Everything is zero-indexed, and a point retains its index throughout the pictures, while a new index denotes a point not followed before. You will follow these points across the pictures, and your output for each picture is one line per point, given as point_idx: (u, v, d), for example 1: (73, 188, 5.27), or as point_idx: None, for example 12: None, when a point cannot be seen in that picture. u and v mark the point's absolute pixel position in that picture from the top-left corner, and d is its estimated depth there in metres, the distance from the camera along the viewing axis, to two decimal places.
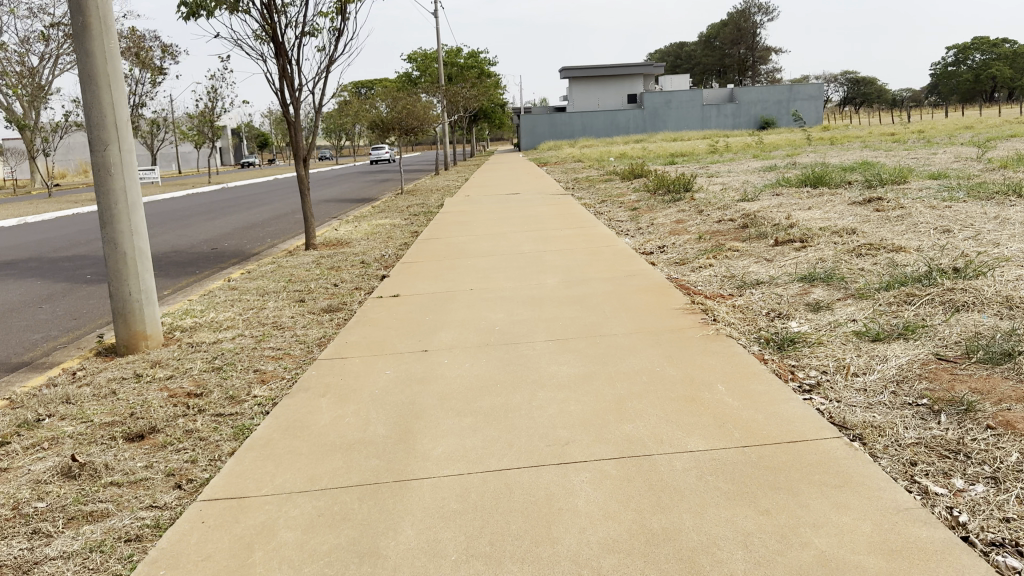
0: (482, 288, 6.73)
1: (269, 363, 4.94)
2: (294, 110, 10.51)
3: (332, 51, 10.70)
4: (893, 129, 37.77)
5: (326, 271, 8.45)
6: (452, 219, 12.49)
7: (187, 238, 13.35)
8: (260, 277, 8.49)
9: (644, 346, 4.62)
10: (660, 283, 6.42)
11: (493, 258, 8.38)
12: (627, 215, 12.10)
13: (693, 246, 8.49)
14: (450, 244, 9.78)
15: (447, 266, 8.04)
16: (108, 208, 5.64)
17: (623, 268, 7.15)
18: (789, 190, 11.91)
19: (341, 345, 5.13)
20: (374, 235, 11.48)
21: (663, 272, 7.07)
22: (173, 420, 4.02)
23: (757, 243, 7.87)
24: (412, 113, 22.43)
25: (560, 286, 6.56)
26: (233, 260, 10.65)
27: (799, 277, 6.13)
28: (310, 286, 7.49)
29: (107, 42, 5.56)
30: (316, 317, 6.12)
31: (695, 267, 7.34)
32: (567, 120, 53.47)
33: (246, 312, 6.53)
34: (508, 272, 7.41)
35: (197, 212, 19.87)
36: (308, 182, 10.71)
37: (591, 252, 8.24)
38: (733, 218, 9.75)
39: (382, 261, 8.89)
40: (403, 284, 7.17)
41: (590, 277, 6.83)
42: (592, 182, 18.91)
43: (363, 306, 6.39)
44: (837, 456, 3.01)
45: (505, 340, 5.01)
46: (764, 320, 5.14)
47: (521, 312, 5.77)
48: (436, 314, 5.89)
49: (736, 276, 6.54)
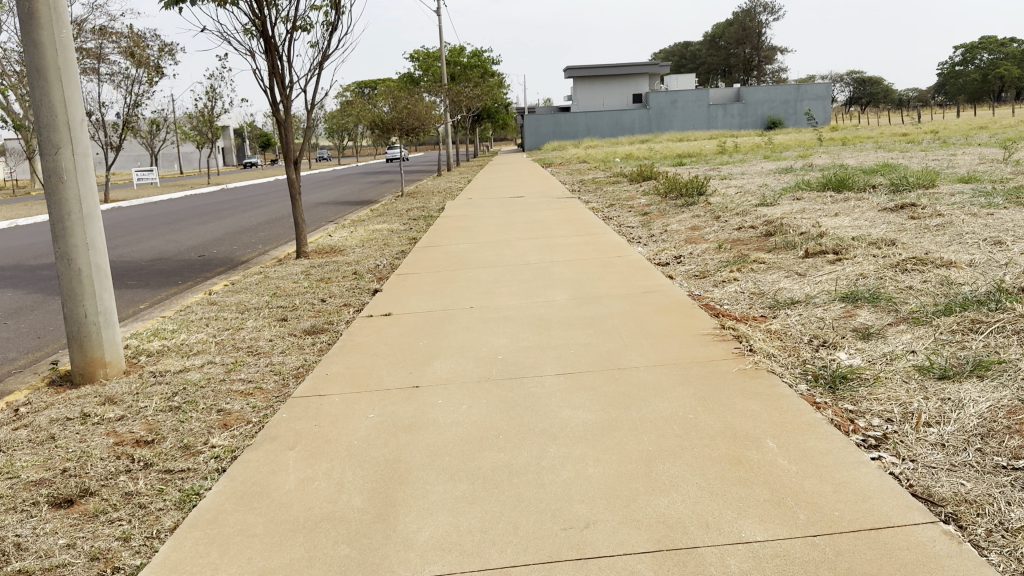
0: (484, 305, 6.07)
1: (238, 400, 4.27)
2: (284, 109, 9.84)
3: (325, 46, 10.04)
4: (903, 130, 37.10)
5: (315, 284, 7.79)
6: (454, 225, 11.84)
7: (176, 244, 12.69)
8: (243, 290, 7.83)
9: (672, 383, 3.96)
10: (682, 301, 5.77)
11: (496, 270, 7.71)
12: (638, 220, 11.44)
13: (714, 256, 7.84)
14: (451, 253, 9.13)
15: (446, 279, 7.39)
16: (61, 220, 4.98)
17: (639, 282, 6.50)
18: (810, 195, 11.25)
19: (320, 378, 4.45)
20: (370, 242, 10.83)
21: (683, 288, 6.42)
22: (111, 479, 3.36)
23: (784, 255, 7.22)
24: (413, 113, 21.78)
25: (571, 304, 5.89)
26: (219, 269, 10.00)
27: (840, 296, 5.49)
28: (295, 302, 6.83)
29: (59, 31, 4.90)
30: (297, 341, 5.46)
31: (719, 281, 6.70)
32: (572, 120, 52.84)
33: (221, 334, 5.87)
34: (512, 286, 6.74)
35: (190, 215, 19.24)
36: (299, 186, 10.05)
37: (603, 263, 7.58)
38: (754, 225, 9.11)
39: (376, 273, 8.24)
40: (397, 300, 6.52)
41: (604, 293, 6.18)
42: (598, 184, 18.26)
43: (350, 327, 5.71)
44: (939, 554, 2.34)
45: (509, 372, 4.34)
46: (807, 350, 4.49)
47: (526, 337, 5.10)
48: (431, 338, 5.22)
49: (766, 295, 5.89)
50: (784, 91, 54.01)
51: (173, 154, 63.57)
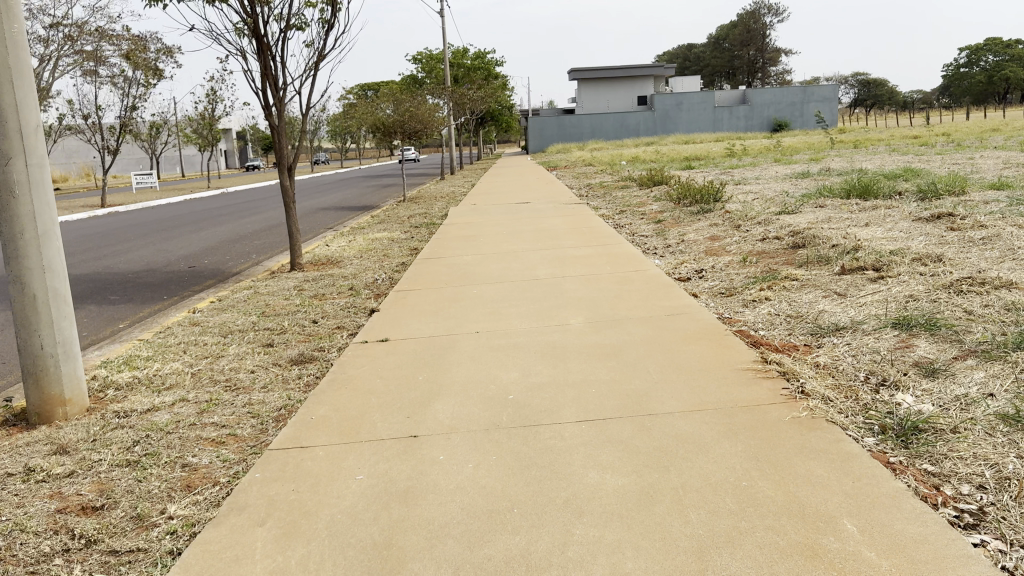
0: (491, 330, 5.46)
1: (207, 453, 3.69)
2: (278, 113, 9.25)
3: (321, 46, 9.45)
4: (912, 132, 36.39)
5: (307, 301, 7.20)
6: (458, 233, 11.25)
7: (167, 253, 12.12)
8: (230, 308, 7.24)
9: (716, 435, 3.36)
10: (714, 326, 5.18)
11: (503, 286, 7.11)
12: (651, 228, 10.85)
13: (739, 271, 7.23)
14: (454, 266, 8.53)
15: (449, 297, 6.80)
16: (13, 239, 4.38)
17: (663, 302, 5.90)
18: (833, 202, 10.62)
19: (304, 423, 3.86)
20: (369, 252, 10.24)
21: (711, 310, 5.82)
22: (43, 565, 2.76)
23: (819, 271, 6.61)
24: (416, 116, 21.18)
25: (588, 330, 5.28)
26: (208, 282, 9.42)
27: (892, 322, 4.89)
28: (283, 324, 6.24)
29: (10, 26, 4.30)
30: (282, 373, 4.87)
31: (750, 301, 6.10)
32: (576, 123, 52.26)
33: (200, 363, 5.28)
34: (522, 306, 6.15)
35: (186, 221, 18.68)
36: (293, 194, 9.47)
37: (620, 278, 6.99)
38: (780, 235, 8.50)
39: (373, 288, 7.65)
40: (395, 322, 5.92)
41: (626, 315, 5.58)
42: (606, 189, 17.68)
43: (341, 356, 5.11)
44: None
45: (523, 417, 3.73)
46: (866, 391, 3.89)
47: (539, 371, 4.48)
48: (432, 371, 4.60)
49: (806, 319, 5.29)
50: (790, 92, 53.33)
51: (174, 158, 63.11)
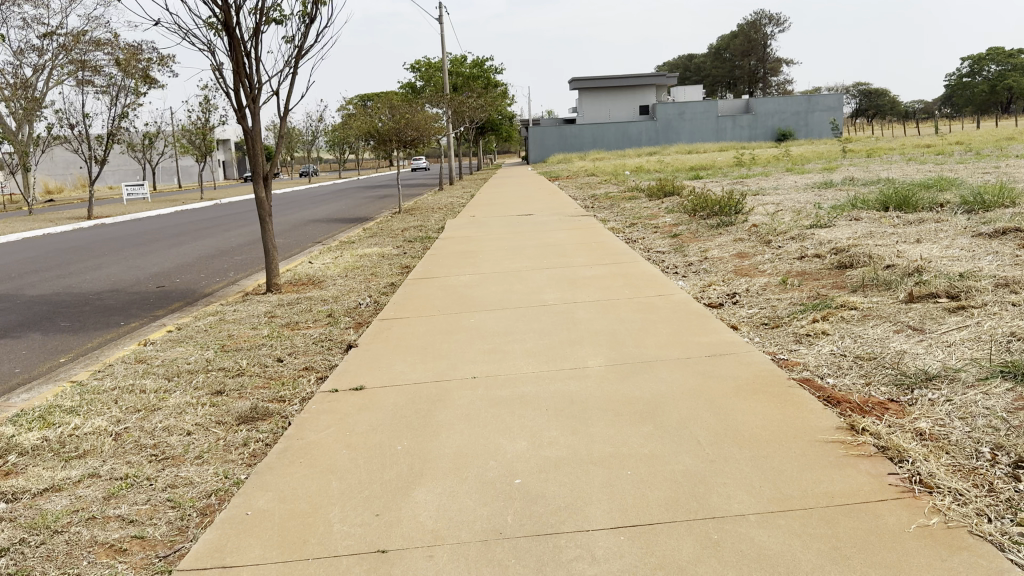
0: (490, 375, 4.41)
1: (95, 570, 2.64)
2: (251, 115, 8.23)
3: (301, 42, 8.47)
4: (924, 140, 35.43)
5: (277, 332, 6.18)
6: (455, 249, 10.23)
7: (137, 271, 11.12)
8: (186, 341, 6.21)
9: (820, 562, 2.32)
10: (770, 372, 4.15)
11: (506, 314, 6.08)
12: (667, 243, 9.84)
13: (781, 296, 6.20)
14: (449, 287, 7.49)
15: (444, 328, 5.77)
16: None
17: (698, 338, 4.87)
18: (870, 215, 9.60)
19: (235, 524, 2.81)
20: (356, 271, 9.23)
21: (760, 347, 4.79)
22: None
23: (880, 298, 5.59)
24: (412, 123, 20.20)
25: (612, 375, 4.23)
26: (173, 305, 8.40)
27: (1003, 370, 3.83)
28: (242, 363, 5.21)
29: None
30: (224, 436, 3.82)
31: (804, 336, 5.07)
32: (577, 133, 51.38)
33: (128, 419, 4.23)
34: (529, 342, 5.11)
35: (170, 234, 17.70)
36: (270, 207, 8.47)
37: (640, 306, 5.96)
38: (819, 252, 7.47)
39: (355, 315, 6.63)
40: (375, 363, 4.87)
41: (656, 354, 4.54)
42: (614, 200, 16.68)
43: (302, 411, 4.06)
44: None
45: (536, 518, 2.68)
46: (1003, 477, 2.85)
47: (555, 437, 3.43)
48: (414, 435, 3.55)
49: (884, 365, 4.26)
50: (795, 101, 52.43)
51: (171, 168, 62.32)
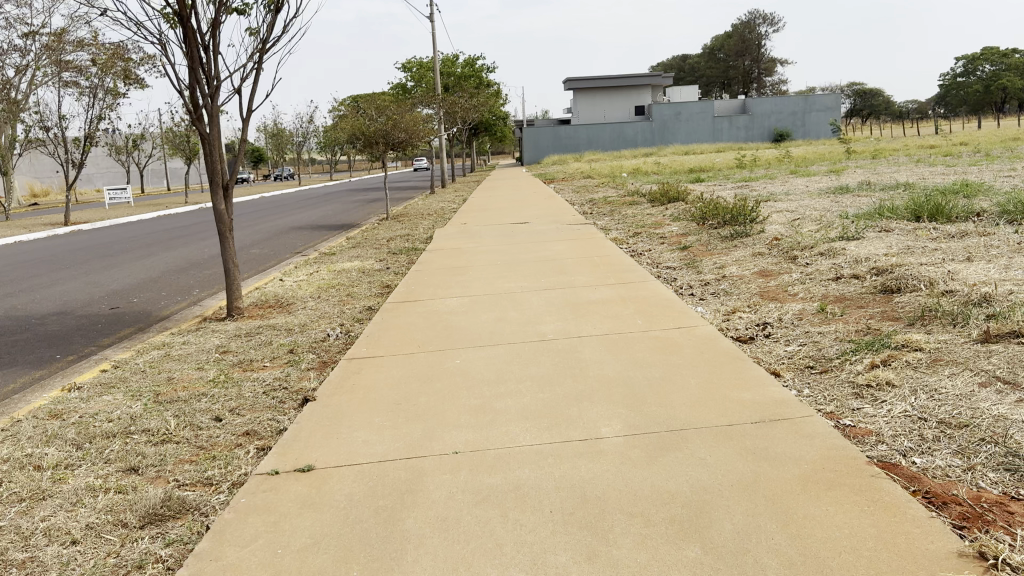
0: (475, 449, 3.44)
1: None
2: (207, 116, 7.22)
3: (266, 34, 7.46)
4: (927, 141, 34.67)
5: (225, 376, 5.21)
6: (443, 264, 9.25)
7: (94, 289, 10.11)
8: (117, 387, 5.22)
9: None
10: (839, 450, 3.18)
11: (497, 353, 5.10)
12: (677, 257, 8.87)
13: (824, 330, 5.25)
14: (434, 313, 6.51)
15: (423, 371, 4.79)
16: None
17: (737, 394, 3.89)
18: (902, 226, 8.68)
19: None
20: (330, 290, 8.23)
21: (816, 408, 3.81)
22: None
23: (948, 337, 4.63)
24: (400, 124, 19.13)
25: (635, 454, 3.25)
26: (120, 333, 7.41)
27: None
28: (171, 424, 4.22)
29: None
30: (118, 551, 2.87)
31: (864, 389, 4.12)
32: (572, 133, 50.39)
33: (3, 515, 3.25)
34: (524, 396, 4.12)
35: (143, 242, 16.68)
36: (230, 221, 7.49)
37: (659, 344, 4.98)
38: (858, 273, 6.52)
39: (321, 351, 5.65)
40: (332, 427, 3.89)
41: (689, 421, 3.57)
42: (614, 206, 15.70)
43: (230, 508, 3.09)
44: None
45: None
46: None
47: (565, 565, 2.45)
48: (370, 559, 2.58)
49: (984, 437, 3.30)
50: (792, 102, 51.61)
51: (160, 170, 61.23)
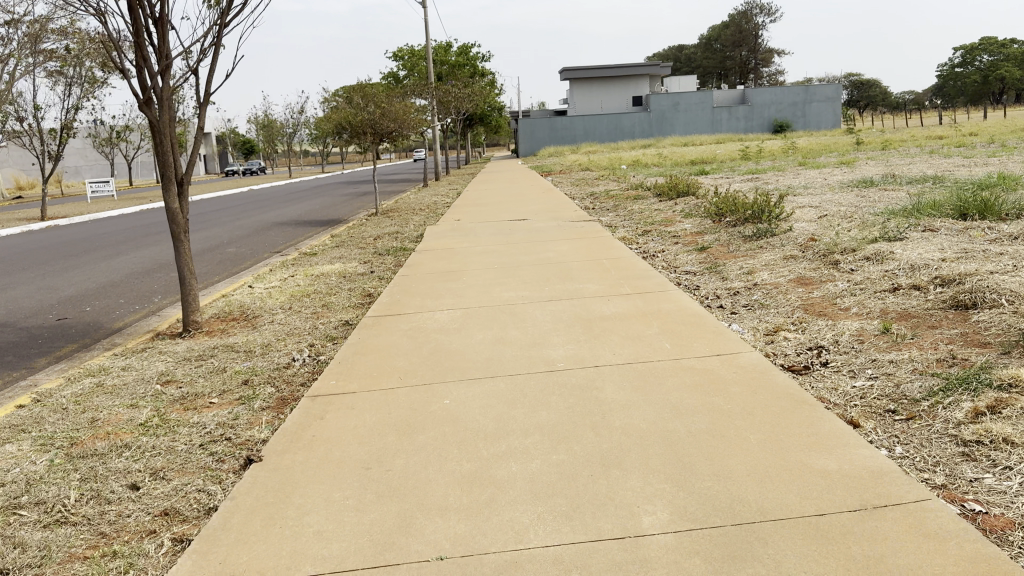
0: (467, 553, 2.47)
1: None
2: (156, 98, 6.22)
3: (226, 5, 6.45)
4: (934, 132, 33.78)
5: (161, 417, 4.21)
6: (435, 267, 8.27)
7: (43, 296, 9.05)
8: (24, 432, 4.21)
9: None
10: (986, 564, 2.23)
11: (495, 389, 4.11)
12: (697, 260, 7.92)
13: (895, 357, 4.30)
14: (421, 332, 5.53)
15: (399, 416, 3.78)
16: None
17: (816, 461, 2.94)
18: (947, 225, 7.74)
19: None
20: (305, 299, 7.23)
21: (923, 481, 2.86)
22: None
23: None
24: (389, 113, 18.05)
25: (695, 568, 2.29)
26: (58, 351, 6.39)
27: None
28: (73, 496, 3.22)
29: None
30: None
31: (976, 447, 3.17)
32: (568, 124, 49.31)
33: None
34: (532, 460, 3.12)
35: (115, 239, 15.57)
36: (186, 222, 6.51)
37: (696, 379, 4.01)
38: (917, 283, 5.57)
39: (281, 382, 4.65)
40: (277, 507, 2.91)
41: (760, 507, 2.61)
42: (616, 200, 14.73)
43: None
44: None
45: None
46: None
47: None
48: None
49: None
50: (792, 92, 50.63)
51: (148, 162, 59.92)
